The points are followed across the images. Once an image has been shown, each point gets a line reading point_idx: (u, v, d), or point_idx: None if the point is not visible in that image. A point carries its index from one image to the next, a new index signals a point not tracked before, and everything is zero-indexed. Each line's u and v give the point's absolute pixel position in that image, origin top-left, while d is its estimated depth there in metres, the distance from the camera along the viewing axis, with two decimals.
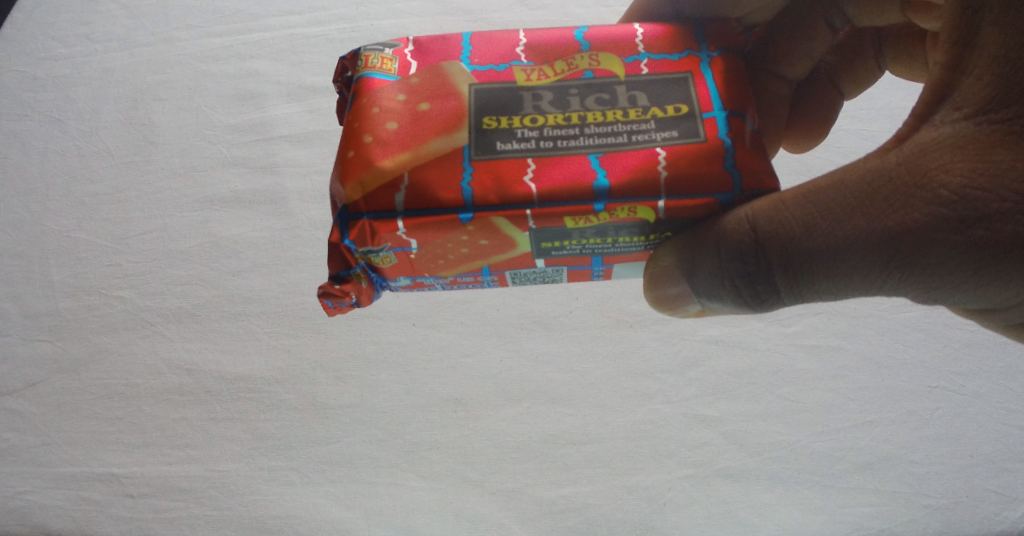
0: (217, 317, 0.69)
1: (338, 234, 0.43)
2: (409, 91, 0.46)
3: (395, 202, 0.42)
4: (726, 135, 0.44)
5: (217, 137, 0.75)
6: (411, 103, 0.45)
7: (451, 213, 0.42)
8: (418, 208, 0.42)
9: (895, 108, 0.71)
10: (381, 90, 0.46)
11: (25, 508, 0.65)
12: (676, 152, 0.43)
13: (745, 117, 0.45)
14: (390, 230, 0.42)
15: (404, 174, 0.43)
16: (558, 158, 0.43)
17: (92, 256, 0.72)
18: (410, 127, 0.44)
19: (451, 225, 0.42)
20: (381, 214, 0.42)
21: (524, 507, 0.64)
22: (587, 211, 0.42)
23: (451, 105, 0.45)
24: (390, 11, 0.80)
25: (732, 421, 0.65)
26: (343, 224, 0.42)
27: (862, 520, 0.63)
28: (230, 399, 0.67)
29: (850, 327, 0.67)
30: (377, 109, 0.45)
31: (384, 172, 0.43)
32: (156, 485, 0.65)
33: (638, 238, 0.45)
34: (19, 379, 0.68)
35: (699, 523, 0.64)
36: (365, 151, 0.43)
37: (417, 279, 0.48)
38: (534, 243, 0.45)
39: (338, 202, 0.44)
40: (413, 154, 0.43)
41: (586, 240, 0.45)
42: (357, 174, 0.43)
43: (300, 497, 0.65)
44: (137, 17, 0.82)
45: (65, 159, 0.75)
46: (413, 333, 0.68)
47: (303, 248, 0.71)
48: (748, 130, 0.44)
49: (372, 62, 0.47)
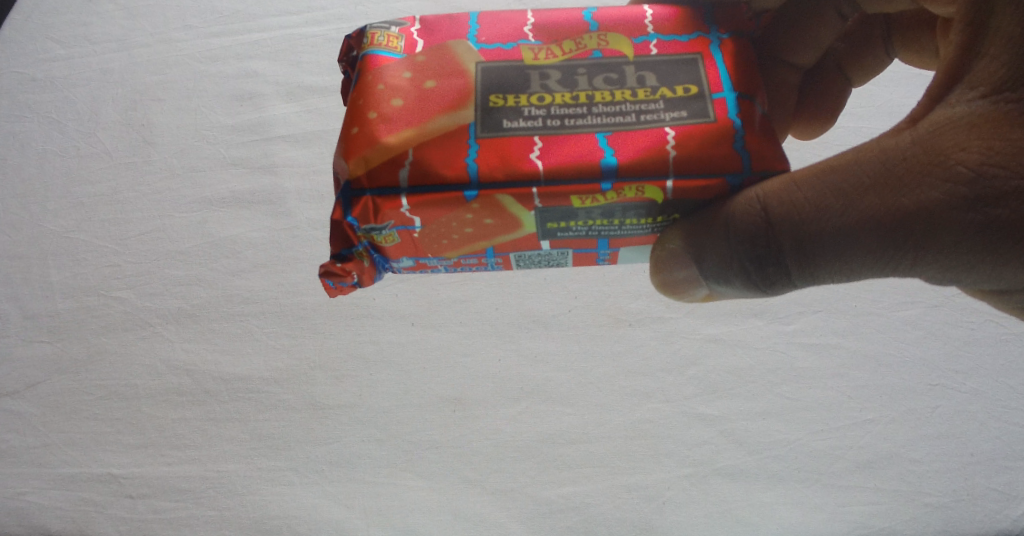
0: (215, 318, 0.68)
1: (340, 213, 0.42)
2: (414, 69, 0.46)
3: (399, 178, 0.42)
4: (736, 115, 0.43)
5: (216, 137, 0.75)
6: (417, 81, 0.45)
7: (456, 191, 0.42)
8: (423, 184, 0.42)
9: (895, 104, 0.71)
10: (387, 68, 0.46)
11: (25, 509, 0.65)
12: (685, 131, 0.43)
13: (755, 99, 0.45)
14: (395, 207, 0.42)
15: (409, 150, 0.43)
16: (563, 138, 0.43)
17: (91, 257, 0.71)
18: (416, 104, 0.44)
19: (455, 202, 0.42)
20: (384, 190, 0.42)
21: (521, 507, 0.63)
22: (592, 190, 0.42)
23: (457, 84, 0.45)
24: (388, 10, 0.80)
25: (733, 420, 0.65)
26: (348, 204, 0.42)
27: (862, 519, 0.63)
28: (227, 400, 0.66)
29: (852, 325, 0.67)
30: (382, 85, 0.45)
31: (389, 149, 0.42)
32: (155, 485, 0.65)
33: (645, 220, 0.45)
34: (19, 381, 0.68)
35: (699, 522, 0.63)
36: (370, 127, 0.43)
37: (419, 260, 0.48)
38: (540, 224, 0.44)
39: (340, 178, 0.43)
40: (417, 131, 0.43)
41: (592, 221, 0.45)
42: (362, 149, 0.42)
43: (298, 497, 0.64)
44: (136, 18, 0.81)
45: (64, 160, 0.75)
46: (412, 332, 0.68)
47: (300, 248, 0.71)
48: (758, 112, 0.44)
49: (378, 40, 0.47)
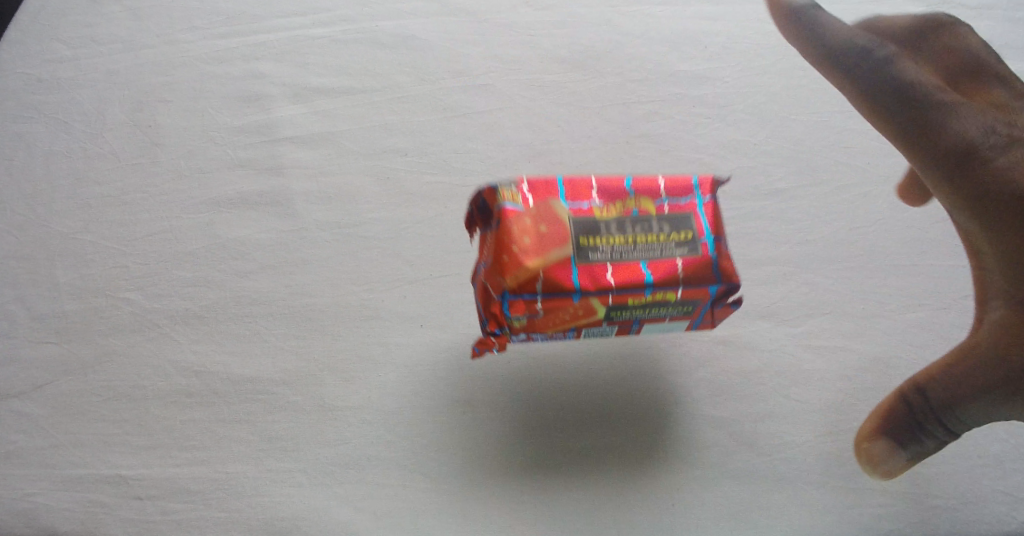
0: (224, 319, 0.69)
1: (481, 281, 0.56)
2: (535, 220, 0.55)
3: (536, 288, 0.53)
4: (699, 183, 0.58)
5: (223, 139, 0.75)
6: (534, 230, 0.55)
7: (566, 296, 0.54)
8: (554, 295, 0.54)
9: (879, 126, 0.76)
10: (517, 220, 0.55)
11: (33, 511, 0.64)
12: (667, 186, 0.57)
13: (722, 182, 0.60)
14: (530, 306, 0.54)
15: (540, 277, 0.53)
16: (616, 181, 0.57)
17: (98, 258, 0.71)
18: (538, 246, 0.54)
19: (567, 305, 0.54)
20: (524, 295, 0.53)
21: (532, 508, 0.63)
22: (643, 298, 0.54)
23: (558, 229, 0.55)
24: (392, 12, 0.81)
25: (741, 421, 0.65)
26: (499, 299, 0.54)
27: (872, 521, 0.63)
28: (235, 401, 0.66)
29: (859, 327, 0.68)
30: (520, 233, 0.54)
31: (530, 275, 0.53)
32: (163, 487, 0.64)
33: (650, 237, 0.55)
34: (26, 382, 0.67)
35: (706, 524, 0.63)
36: (512, 266, 0.54)
37: (529, 335, 0.57)
38: (570, 236, 0.55)
39: (494, 289, 0.54)
40: (546, 264, 0.54)
41: (614, 240, 0.55)
42: (512, 275, 0.53)
43: (306, 499, 0.64)
44: (141, 19, 0.81)
45: (71, 161, 0.75)
46: (421, 334, 0.68)
47: (308, 250, 0.71)
48: (721, 183, 0.60)
49: (508, 194, 0.56)
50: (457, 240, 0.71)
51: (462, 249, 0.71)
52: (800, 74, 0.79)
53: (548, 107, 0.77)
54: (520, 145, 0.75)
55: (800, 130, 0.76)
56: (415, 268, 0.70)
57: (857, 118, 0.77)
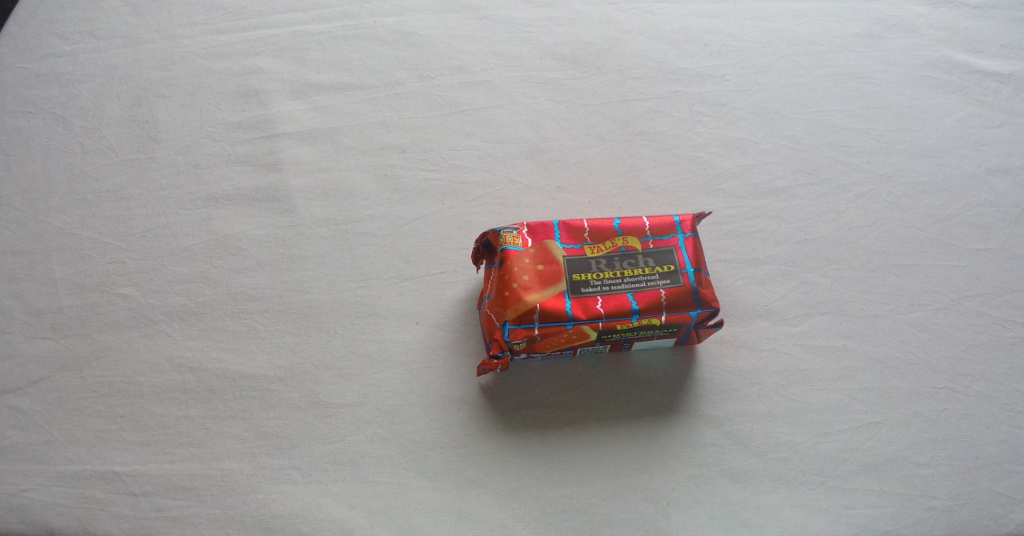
0: (220, 315, 0.69)
1: (486, 311, 0.63)
2: (533, 258, 0.62)
3: (533, 319, 0.60)
4: (682, 218, 0.64)
5: (221, 134, 0.75)
6: (533, 268, 0.61)
7: (560, 324, 0.60)
8: (549, 323, 0.60)
9: (878, 132, 0.76)
10: (516, 260, 0.61)
11: (26, 507, 0.63)
12: (654, 224, 0.64)
13: (703, 213, 0.67)
14: (528, 334, 0.60)
15: (537, 309, 0.60)
16: (606, 221, 0.64)
17: (95, 254, 0.71)
18: (535, 283, 0.61)
19: (561, 333, 0.60)
20: (522, 325, 0.60)
21: (526, 507, 0.62)
22: (631, 324, 0.61)
23: (553, 266, 0.62)
24: (394, 8, 0.81)
25: (738, 421, 0.65)
26: (500, 328, 0.60)
27: (870, 522, 0.62)
28: (230, 397, 0.66)
29: (857, 328, 0.68)
30: (519, 272, 0.61)
31: (528, 309, 0.60)
32: (157, 483, 0.64)
33: (638, 271, 0.62)
34: (20, 377, 0.67)
35: (703, 524, 0.62)
36: (513, 302, 0.60)
37: (530, 356, 0.63)
38: (568, 275, 0.61)
39: (498, 321, 0.61)
40: (542, 297, 0.60)
41: (604, 274, 0.62)
42: (513, 310, 0.60)
43: (300, 496, 0.63)
44: (140, 14, 0.81)
45: (69, 156, 0.75)
46: (417, 332, 0.68)
47: (306, 246, 0.71)
48: (706, 216, 0.66)
49: (509, 237, 0.62)
50: (454, 237, 0.71)
51: (459, 247, 0.71)
52: (800, 73, 0.79)
53: (547, 104, 0.77)
54: (518, 142, 0.75)
55: (801, 129, 0.76)
56: (412, 265, 0.70)
57: (857, 117, 0.77)
